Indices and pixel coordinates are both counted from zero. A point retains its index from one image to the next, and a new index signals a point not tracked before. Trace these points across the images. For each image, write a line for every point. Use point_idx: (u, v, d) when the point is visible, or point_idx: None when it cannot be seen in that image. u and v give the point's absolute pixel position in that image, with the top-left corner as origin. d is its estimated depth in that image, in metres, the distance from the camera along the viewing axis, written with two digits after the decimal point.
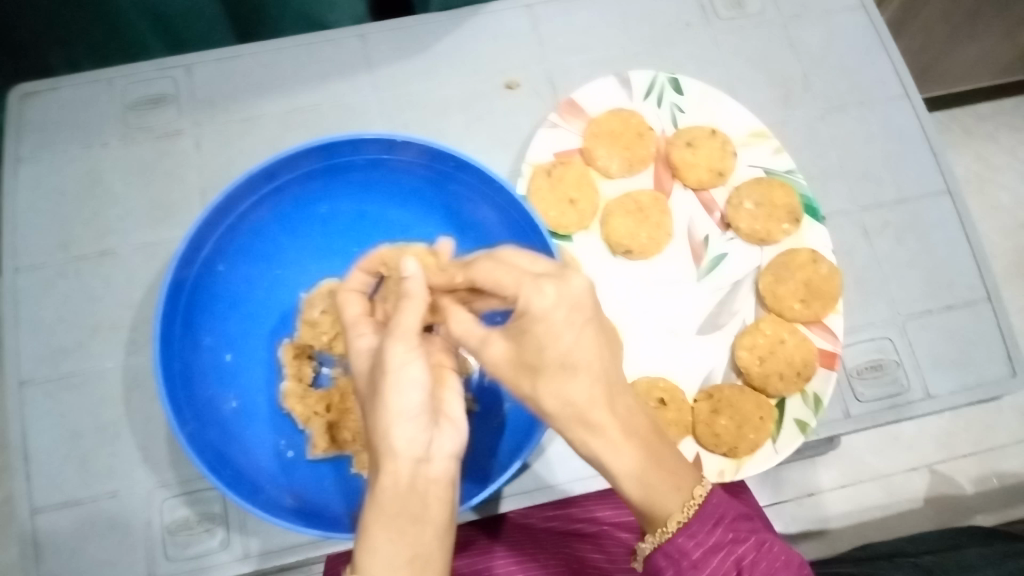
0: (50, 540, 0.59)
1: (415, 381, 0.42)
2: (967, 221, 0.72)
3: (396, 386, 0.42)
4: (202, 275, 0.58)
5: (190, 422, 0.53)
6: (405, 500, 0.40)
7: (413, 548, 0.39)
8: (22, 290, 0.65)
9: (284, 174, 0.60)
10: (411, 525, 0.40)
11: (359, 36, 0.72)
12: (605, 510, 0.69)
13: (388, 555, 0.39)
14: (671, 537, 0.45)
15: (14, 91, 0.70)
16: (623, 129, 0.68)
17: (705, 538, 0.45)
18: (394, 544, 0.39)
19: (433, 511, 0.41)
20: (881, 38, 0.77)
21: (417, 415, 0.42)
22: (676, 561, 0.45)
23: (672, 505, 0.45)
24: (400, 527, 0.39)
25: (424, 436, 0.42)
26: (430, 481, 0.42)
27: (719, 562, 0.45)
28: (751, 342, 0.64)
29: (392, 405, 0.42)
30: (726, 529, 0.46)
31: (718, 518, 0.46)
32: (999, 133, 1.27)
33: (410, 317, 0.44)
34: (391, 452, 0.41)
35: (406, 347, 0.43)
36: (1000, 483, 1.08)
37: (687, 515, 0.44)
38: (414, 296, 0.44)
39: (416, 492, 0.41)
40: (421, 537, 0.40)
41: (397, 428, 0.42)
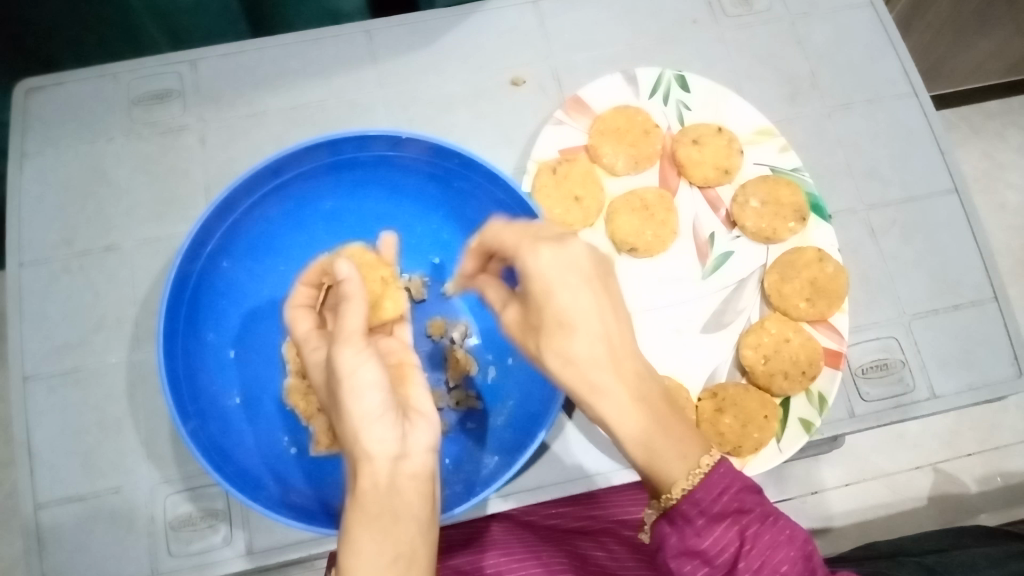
0: (53, 535, 0.59)
1: (371, 379, 0.42)
2: (975, 219, 0.72)
3: (354, 387, 0.41)
4: (206, 271, 0.59)
5: (192, 418, 0.53)
6: (385, 500, 0.40)
7: (396, 547, 0.39)
8: (27, 286, 0.65)
9: (290, 171, 0.60)
10: (394, 523, 0.39)
11: (365, 32, 0.72)
12: (609, 507, 0.71)
13: (373, 556, 0.38)
14: (675, 505, 0.43)
15: (19, 85, 0.70)
16: (629, 126, 0.68)
17: (710, 506, 0.43)
18: (378, 544, 0.39)
19: (413, 508, 0.40)
20: (890, 36, 0.77)
21: (383, 414, 0.42)
22: (679, 528, 0.44)
23: (677, 471, 0.43)
24: (384, 527, 0.39)
25: (397, 434, 0.41)
26: (411, 477, 0.41)
27: (723, 532, 0.44)
28: (756, 341, 0.64)
29: (356, 409, 0.41)
30: (732, 498, 0.44)
31: (723, 487, 0.43)
32: (1006, 131, 1.26)
33: (355, 319, 0.43)
34: (366, 454, 0.41)
35: (357, 349, 0.42)
36: (1004, 482, 1.08)
37: (691, 483, 0.43)
38: (354, 295, 0.45)
39: (396, 490, 0.40)
40: (404, 533, 0.39)
41: (367, 430, 0.41)
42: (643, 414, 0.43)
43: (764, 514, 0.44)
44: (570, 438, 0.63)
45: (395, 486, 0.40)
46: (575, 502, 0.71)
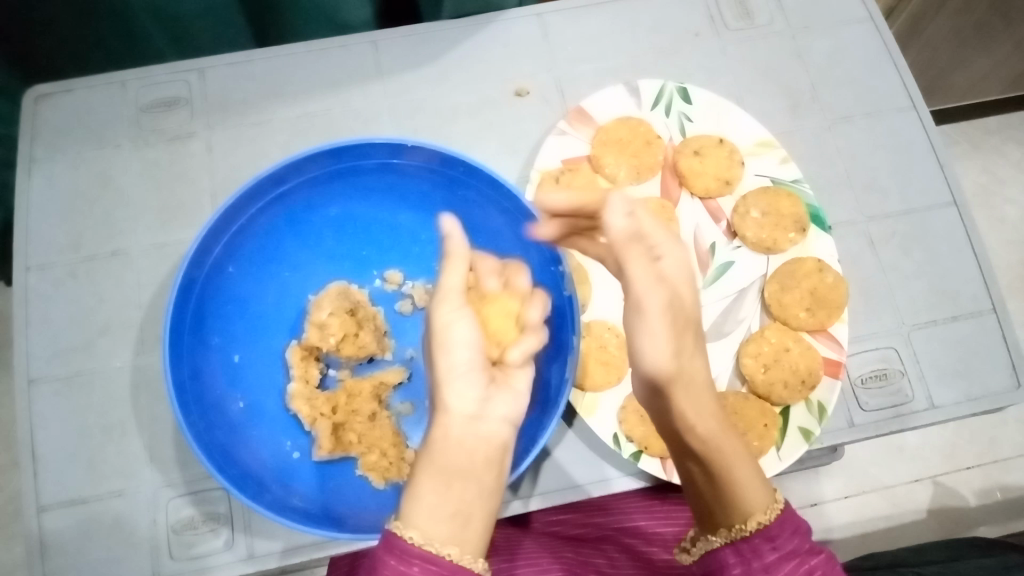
0: (57, 538, 0.59)
1: (471, 351, 0.46)
2: (972, 232, 0.72)
3: (447, 342, 0.46)
4: (212, 277, 0.59)
5: (198, 422, 0.54)
6: (449, 454, 0.43)
7: (458, 504, 0.42)
8: (33, 290, 0.65)
9: (296, 177, 0.61)
10: (459, 483, 0.42)
11: (371, 43, 0.73)
12: (608, 515, 0.73)
13: (433, 505, 0.42)
14: (749, 536, 0.50)
15: (28, 92, 0.70)
16: (631, 138, 0.69)
17: (783, 543, 0.50)
18: (439, 496, 0.42)
19: (483, 471, 0.43)
20: (889, 50, 0.78)
21: (469, 372, 0.45)
22: (747, 560, 0.50)
23: (757, 505, 0.51)
24: (448, 483, 0.42)
25: (480, 395, 0.45)
26: (488, 437, 0.44)
27: (789, 570, 0.50)
28: (756, 350, 0.64)
29: (448, 363, 0.45)
30: (802, 540, 0.51)
31: (795, 528, 0.51)
32: (1005, 146, 1.27)
33: (454, 277, 0.48)
34: (446, 406, 0.44)
35: (455, 308, 0.47)
36: (1004, 496, 1.08)
37: (768, 517, 0.50)
38: (454, 254, 0.48)
39: (466, 449, 0.43)
40: (462, 493, 0.42)
41: (453, 386, 0.45)
42: (716, 418, 0.50)
43: (825, 558, 0.52)
44: (572, 446, 0.63)
45: (474, 446, 0.43)
46: (574, 510, 0.74)
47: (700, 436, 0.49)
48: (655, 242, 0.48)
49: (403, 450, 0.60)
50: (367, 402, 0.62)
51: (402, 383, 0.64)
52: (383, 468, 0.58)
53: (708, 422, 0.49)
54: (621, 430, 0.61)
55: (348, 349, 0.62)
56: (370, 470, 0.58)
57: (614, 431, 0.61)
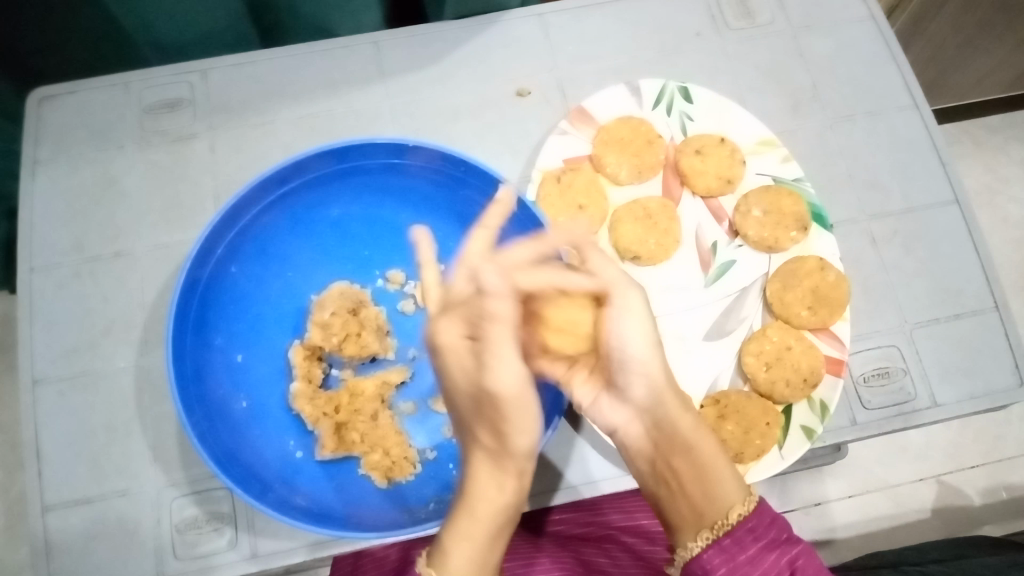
0: (62, 538, 0.60)
1: (528, 423, 0.48)
2: (975, 230, 0.72)
3: (510, 391, 0.47)
4: (215, 277, 0.60)
5: (201, 420, 0.54)
6: (503, 502, 0.50)
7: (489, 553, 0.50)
8: (37, 290, 0.66)
9: (297, 178, 0.61)
10: (490, 538, 0.50)
11: (372, 43, 0.74)
12: (611, 514, 0.74)
13: (473, 555, 0.49)
14: (731, 529, 0.53)
15: (32, 94, 0.71)
16: (633, 137, 0.69)
17: (762, 533, 0.53)
18: (476, 547, 0.49)
19: (516, 518, 0.52)
20: (890, 49, 0.78)
21: (533, 434, 0.48)
22: (732, 555, 0.53)
23: (735, 497, 0.54)
24: (486, 539, 0.50)
25: (537, 439, 0.49)
26: (518, 489, 0.50)
27: (771, 562, 0.53)
28: (758, 348, 0.64)
29: (506, 400, 0.47)
30: (780, 530, 0.54)
31: (771, 518, 0.54)
32: (1008, 145, 1.27)
33: (505, 312, 0.46)
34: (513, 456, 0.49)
35: (514, 357, 0.47)
36: (1008, 496, 1.08)
37: (748, 507, 0.54)
38: (497, 292, 0.47)
39: (520, 494, 0.51)
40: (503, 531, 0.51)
41: (523, 436, 0.48)
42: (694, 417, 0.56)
43: (805, 548, 0.54)
44: (574, 445, 0.63)
45: (520, 496, 0.51)
46: (577, 509, 0.74)
47: (683, 428, 0.55)
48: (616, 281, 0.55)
49: (406, 450, 0.60)
50: (371, 401, 0.62)
51: (405, 382, 0.65)
52: (386, 467, 0.59)
53: (687, 416, 0.55)
54: None
55: (350, 348, 0.62)
56: (374, 469, 0.58)
57: None
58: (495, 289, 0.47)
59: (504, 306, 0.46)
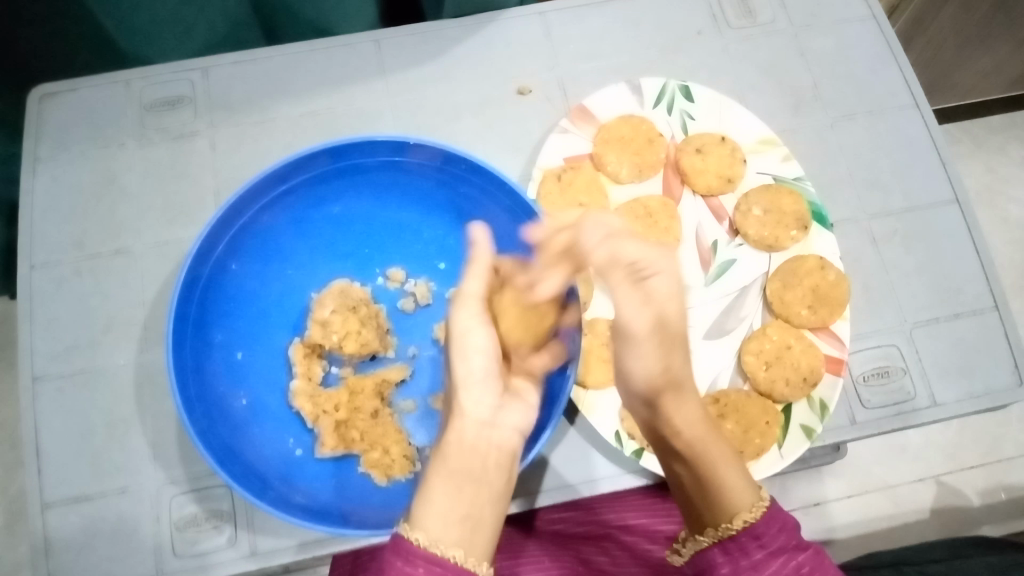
0: (61, 535, 0.60)
1: (488, 384, 0.51)
2: (975, 230, 0.72)
3: (465, 350, 0.51)
4: (215, 275, 0.60)
5: (201, 419, 0.54)
6: (464, 457, 0.47)
7: (466, 508, 0.46)
8: (37, 288, 0.66)
9: (298, 176, 0.61)
10: (469, 488, 0.46)
11: (373, 42, 0.73)
12: (610, 513, 0.73)
13: (443, 509, 0.45)
14: (736, 534, 0.52)
15: (33, 91, 0.71)
16: (633, 135, 0.69)
17: (769, 541, 0.52)
18: (450, 497, 0.46)
19: (490, 477, 0.47)
20: (892, 49, 0.78)
21: (483, 380, 0.51)
22: (735, 559, 0.52)
23: (742, 504, 0.53)
24: (458, 486, 0.46)
25: (493, 403, 0.51)
26: (496, 445, 0.49)
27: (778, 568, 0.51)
28: (758, 347, 0.64)
29: (463, 370, 0.51)
30: (790, 537, 0.52)
31: (781, 525, 0.52)
32: (1009, 146, 1.27)
33: (474, 284, 0.52)
34: (461, 412, 0.50)
35: (473, 316, 0.52)
36: (1007, 496, 1.08)
37: (755, 515, 0.53)
38: (477, 258, 0.52)
39: (478, 451, 0.48)
40: (472, 499, 0.46)
41: (467, 392, 0.50)
42: (701, 423, 0.56)
43: (819, 556, 0.52)
44: (573, 443, 0.63)
45: (483, 446, 0.48)
46: (575, 507, 0.74)
47: (687, 429, 0.55)
48: (650, 265, 0.52)
49: (405, 448, 0.60)
50: (371, 399, 0.62)
51: (405, 380, 0.64)
52: (385, 465, 0.59)
53: (694, 416, 0.56)
54: (623, 428, 0.61)
55: (350, 347, 0.62)
56: (374, 467, 0.58)
57: (615, 428, 0.61)
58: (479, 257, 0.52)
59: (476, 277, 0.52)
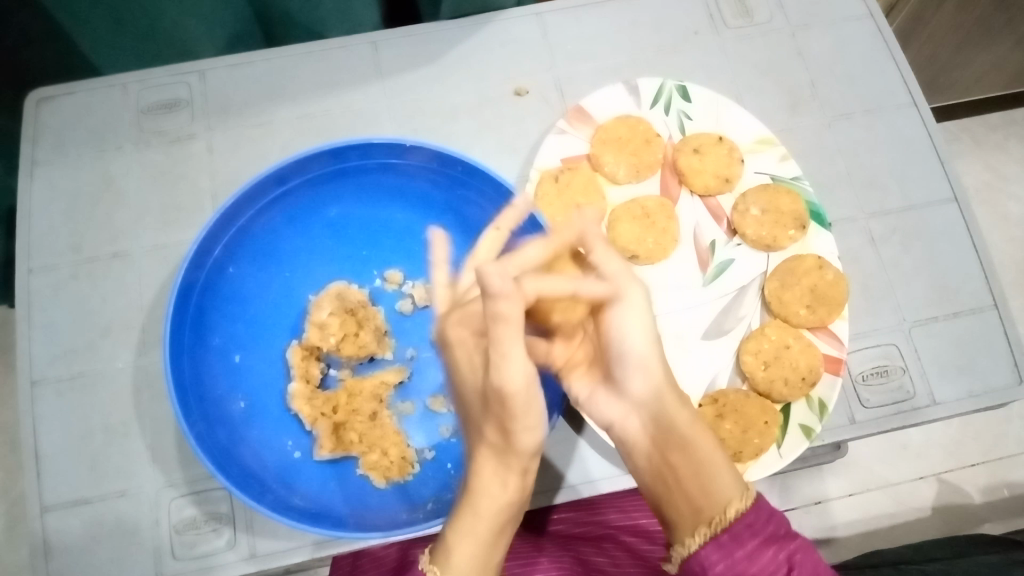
0: (60, 539, 0.59)
1: (534, 389, 0.44)
2: (973, 228, 0.72)
3: (511, 368, 0.43)
4: (211, 278, 0.60)
5: (198, 421, 0.54)
6: (501, 501, 0.49)
7: (493, 544, 0.50)
8: (35, 291, 0.66)
9: (294, 178, 0.61)
10: (491, 542, 0.50)
11: (370, 43, 0.73)
12: (610, 513, 0.74)
13: (473, 553, 0.49)
14: (729, 525, 0.51)
15: (30, 95, 0.71)
16: (630, 136, 0.69)
17: (760, 528, 0.52)
18: (472, 547, 0.49)
19: (515, 513, 0.51)
20: (889, 46, 0.77)
21: (537, 413, 0.46)
22: (729, 551, 0.51)
23: (733, 493, 0.52)
24: (490, 540, 0.50)
25: (546, 426, 0.47)
26: (521, 473, 0.49)
27: (770, 557, 0.51)
28: (756, 347, 0.64)
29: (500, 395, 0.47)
30: (779, 525, 0.53)
31: (769, 514, 0.52)
32: (1008, 143, 1.27)
33: (512, 304, 0.41)
34: (519, 452, 0.47)
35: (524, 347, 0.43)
36: (1009, 494, 1.08)
37: (745, 503, 0.52)
38: (492, 271, 0.43)
39: (516, 497, 0.50)
40: (501, 532, 0.51)
41: (531, 426, 0.46)
42: (691, 415, 0.54)
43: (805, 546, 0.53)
44: (572, 444, 0.63)
45: (524, 494, 0.50)
46: (576, 508, 0.75)
47: (683, 425, 0.53)
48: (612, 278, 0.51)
49: (404, 449, 0.60)
50: (368, 402, 0.62)
51: (403, 381, 0.64)
52: (384, 467, 0.58)
53: (684, 412, 0.54)
54: None
55: (348, 349, 0.62)
56: (372, 468, 0.58)
57: None
58: (501, 289, 0.41)
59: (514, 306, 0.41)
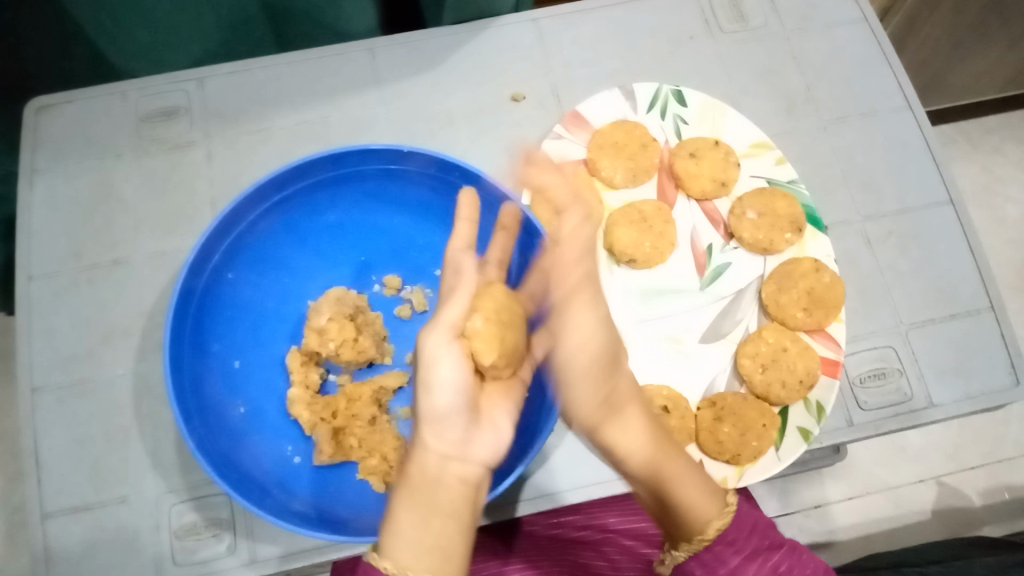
0: (59, 546, 0.60)
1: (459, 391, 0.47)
2: (970, 231, 0.72)
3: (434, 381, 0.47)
4: (211, 284, 0.60)
5: (198, 427, 0.54)
6: (428, 487, 0.46)
7: (435, 540, 0.45)
8: (36, 298, 0.66)
9: (293, 185, 0.62)
10: (438, 520, 0.45)
11: (368, 50, 0.74)
12: (609, 517, 0.73)
13: (410, 539, 0.45)
14: (710, 544, 0.52)
15: (30, 103, 0.71)
16: (627, 140, 0.69)
17: (743, 545, 0.53)
18: (416, 531, 0.45)
19: (451, 506, 0.46)
20: (884, 50, 0.78)
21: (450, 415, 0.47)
22: (712, 568, 0.53)
23: (710, 512, 0.53)
24: (425, 517, 0.45)
25: (462, 440, 0.47)
26: (451, 478, 0.46)
27: (754, 569, 0.53)
28: (754, 350, 0.65)
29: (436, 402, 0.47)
30: (761, 537, 0.54)
31: (751, 527, 0.54)
32: (1005, 146, 1.27)
33: (452, 311, 0.49)
34: (424, 446, 0.47)
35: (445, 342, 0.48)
36: (1009, 496, 1.08)
37: (723, 520, 0.53)
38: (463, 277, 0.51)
39: (433, 484, 0.46)
40: (439, 527, 0.45)
41: (434, 434, 0.47)
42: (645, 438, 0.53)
43: (788, 551, 0.55)
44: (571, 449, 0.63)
45: (443, 479, 0.46)
46: (575, 511, 0.74)
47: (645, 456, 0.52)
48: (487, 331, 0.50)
49: (403, 454, 0.60)
50: (367, 406, 0.62)
51: (402, 387, 0.65)
52: (383, 472, 0.58)
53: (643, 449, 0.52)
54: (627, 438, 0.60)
55: (346, 354, 0.62)
56: (371, 473, 0.58)
57: None
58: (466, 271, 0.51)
59: (450, 311, 0.49)
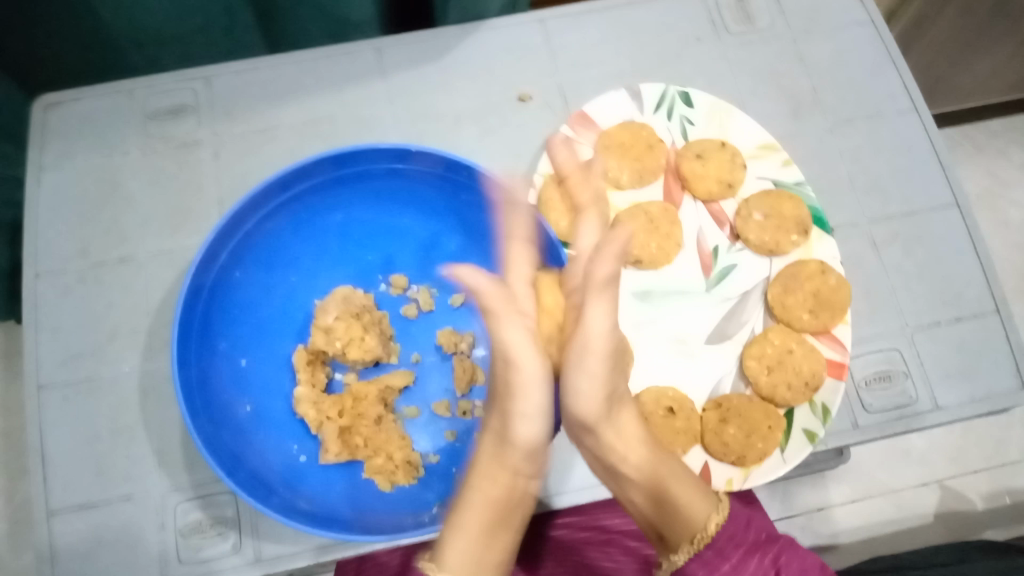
0: (65, 543, 0.60)
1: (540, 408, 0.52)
2: (976, 234, 0.72)
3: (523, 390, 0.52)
4: (220, 282, 0.60)
5: (205, 425, 0.55)
6: (486, 487, 0.52)
7: (478, 555, 0.50)
8: (43, 295, 0.66)
9: (300, 185, 0.62)
10: (501, 534, 0.52)
11: (375, 49, 0.74)
12: (613, 519, 0.74)
13: (462, 548, 0.50)
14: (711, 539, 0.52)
15: (38, 100, 0.71)
16: (633, 141, 0.70)
17: (741, 538, 0.53)
18: (467, 547, 0.50)
19: (514, 517, 0.53)
20: (891, 53, 0.78)
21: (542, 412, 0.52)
22: (715, 566, 0.51)
23: (703, 511, 0.53)
24: (489, 533, 0.51)
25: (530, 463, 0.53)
26: (524, 495, 0.53)
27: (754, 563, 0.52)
28: (759, 351, 0.65)
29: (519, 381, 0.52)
30: (757, 532, 0.54)
31: (747, 521, 0.54)
32: (1009, 149, 1.27)
33: (511, 332, 0.52)
34: (502, 464, 0.53)
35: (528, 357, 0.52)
36: (1012, 500, 1.08)
37: (722, 515, 0.53)
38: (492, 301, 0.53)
39: (514, 498, 0.53)
40: (499, 542, 0.51)
41: (524, 425, 0.52)
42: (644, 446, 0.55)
43: (787, 546, 0.54)
44: (574, 448, 0.63)
45: (512, 495, 0.53)
46: (580, 513, 0.75)
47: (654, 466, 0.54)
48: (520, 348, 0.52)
49: (409, 453, 0.60)
50: (373, 405, 0.62)
51: (408, 386, 0.65)
52: (389, 471, 0.59)
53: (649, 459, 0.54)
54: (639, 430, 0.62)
55: (352, 353, 0.62)
56: (378, 472, 0.59)
57: None
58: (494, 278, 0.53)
59: (513, 332, 0.52)
